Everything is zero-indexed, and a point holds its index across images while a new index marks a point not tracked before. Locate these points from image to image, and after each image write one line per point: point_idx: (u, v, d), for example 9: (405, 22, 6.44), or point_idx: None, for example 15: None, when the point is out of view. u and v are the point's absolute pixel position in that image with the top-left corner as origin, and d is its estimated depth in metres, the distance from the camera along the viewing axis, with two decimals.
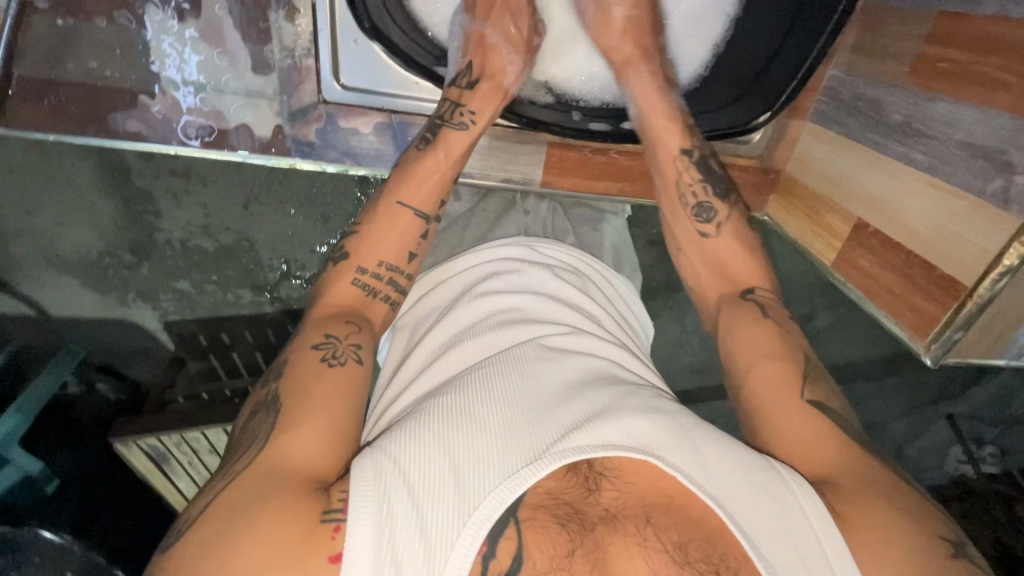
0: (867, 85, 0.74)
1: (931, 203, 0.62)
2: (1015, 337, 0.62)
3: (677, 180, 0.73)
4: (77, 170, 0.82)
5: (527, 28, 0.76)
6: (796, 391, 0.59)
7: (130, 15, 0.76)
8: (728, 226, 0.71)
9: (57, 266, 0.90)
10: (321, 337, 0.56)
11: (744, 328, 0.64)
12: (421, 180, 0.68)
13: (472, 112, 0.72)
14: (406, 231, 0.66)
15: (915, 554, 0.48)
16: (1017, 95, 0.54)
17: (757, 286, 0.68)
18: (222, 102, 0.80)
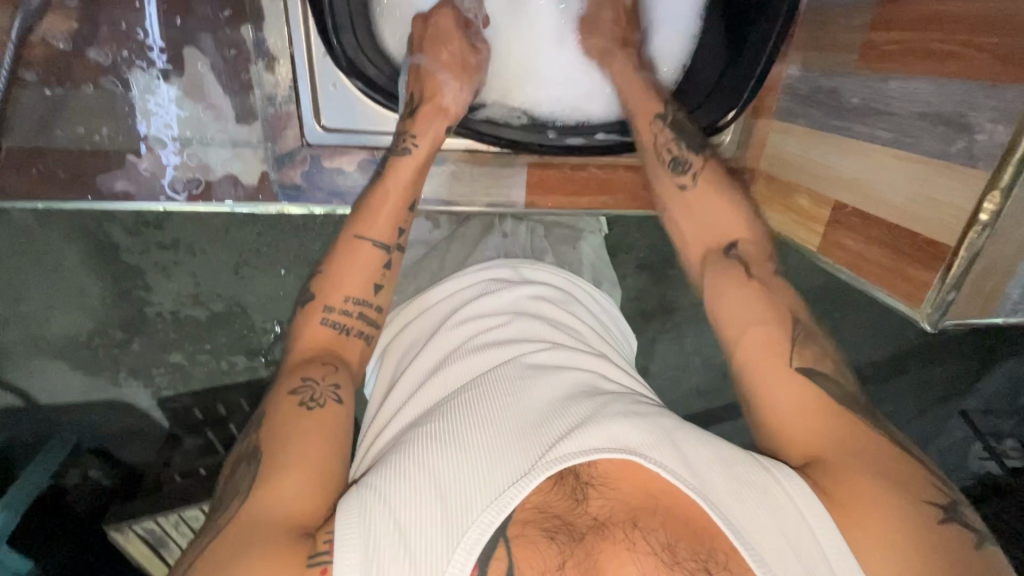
0: (824, 77, 0.76)
1: (902, 174, 0.64)
2: (1008, 292, 0.60)
3: (653, 143, 0.74)
4: (66, 250, 0.86)
5: (460, 49, 0.76)
6: (785, 359, 0.56)
7: (116, 79, 0.79)
8: (704, 175, 0.70)
9: (57, 341, 0.91)
10: (297, 382, 0.56)
11: (731, 287, 0.61)
12: (375, 213, 0.68)
13: (415, 136, 0.73)
14: (370, 265, 0.66)
15: (910, 519, 0.47)
16: (964, 62, 0.57)
17: (739, 240, 0.65)
18: (208, 155, 0.83)
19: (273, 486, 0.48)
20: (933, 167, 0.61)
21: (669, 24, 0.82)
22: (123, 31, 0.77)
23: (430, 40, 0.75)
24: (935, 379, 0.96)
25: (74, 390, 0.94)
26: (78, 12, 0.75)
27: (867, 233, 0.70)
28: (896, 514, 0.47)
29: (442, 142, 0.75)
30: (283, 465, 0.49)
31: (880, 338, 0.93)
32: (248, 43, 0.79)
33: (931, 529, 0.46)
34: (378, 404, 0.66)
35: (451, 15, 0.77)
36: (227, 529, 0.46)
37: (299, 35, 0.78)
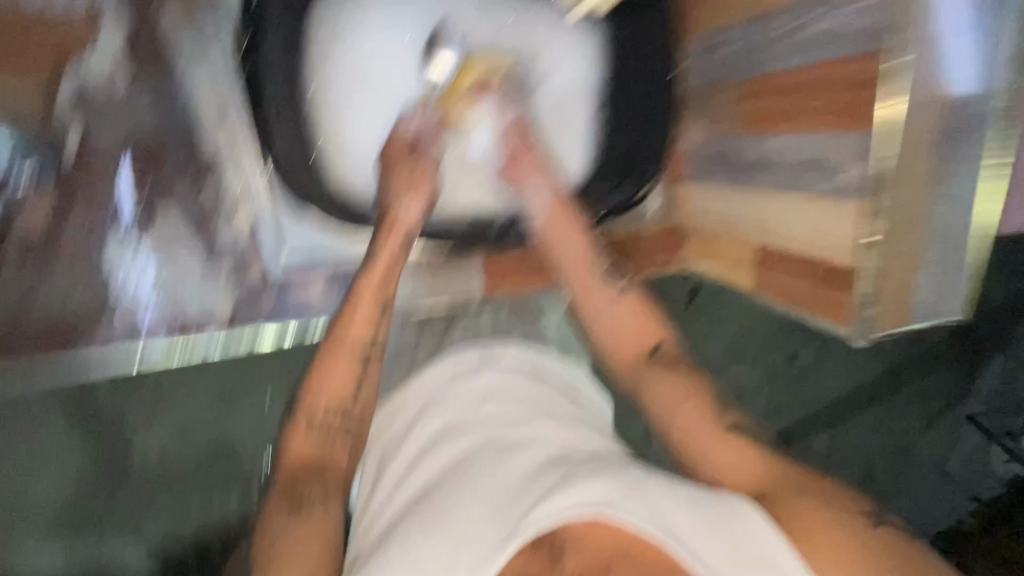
0: (717, 142, 0.87)
1: (802, 214, 0.72)
2: (917, 300, 0.67)
3: (584, 258, 0.76)
4: (49, 411, 0.86)
5: (418, 164, 0.78)
6: (715, 421, 0.61)
7: (94, 250, 0.88)
8: (631, 292, 0.74)
9: (33, 511, 0.85)
10: (290, 493, 0.61)
11: (658, 376, 0.66)
12: (350, 321, 0.71)
13: (378, 249, 0.75)
14: (348, 370, 0.69)
15: (849, 528, 0.50)
16: (814, 116, 0.69)
17: (661, 341, 0.70)
18: (182, 299, 0.91)
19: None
20: (824, 205, 0.69)
21: (568, 127, 0.89)
22: (99, 199, 0.87)
23: (392, 160, 0.79)
24: (943, 391, 1.01)
25: (53, 561, 0.85)
26: (58, 188, 0.85)
27: (787, 267, 0.77)
28: (835, 523, 0.51)
29: (406, 252, 0.77)
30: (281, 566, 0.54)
31: (872, 359, 1.03)
32: (212, 193, 0.89)
33: (867, 533, 0.50)
34: (369, 494, 0.69)
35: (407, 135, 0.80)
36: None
37: (258, 177, 0.89)
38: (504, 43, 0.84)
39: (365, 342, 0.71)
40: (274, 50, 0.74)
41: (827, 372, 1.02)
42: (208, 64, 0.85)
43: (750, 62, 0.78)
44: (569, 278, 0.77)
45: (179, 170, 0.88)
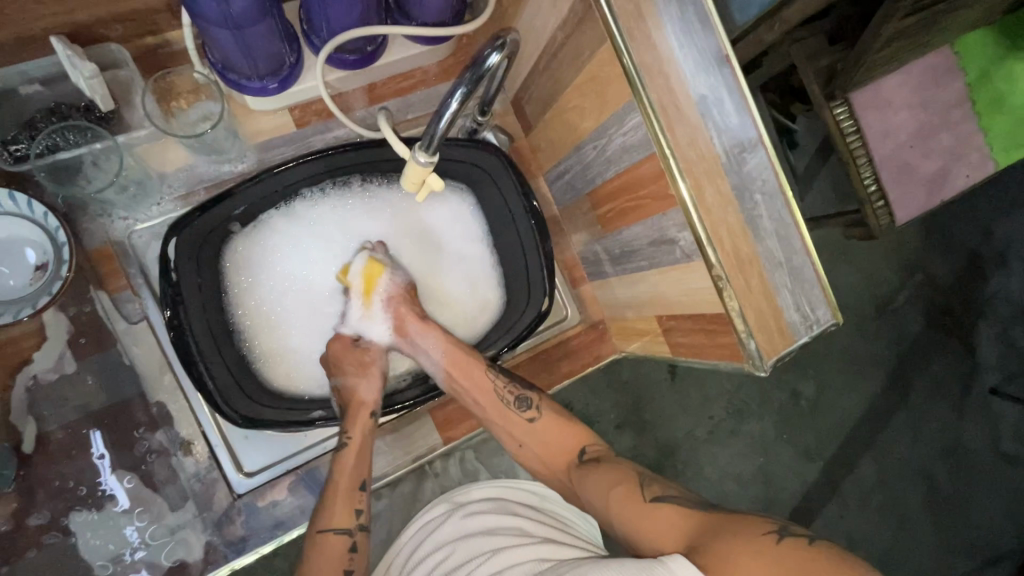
0: (594, 243, 1.01)
1: (674, 279, 0.82)
2: (790, 320, 0.75)
3: (493, 389, 0.83)
4: None
5: (357, 353, 0.89)
6: (641, 497, 0.66)
7: (57, 531, 0.87)
8: (545, 407, 0.82)
9: None
10: None
11: (589, 474, 0.73)
12: (331, 507, 0.78)
13: (348, 432, 0.83)
14: (336, 556, 0.75)
15: (754, 546, 0.53)
16: (641, 211, 0.82)
17: (586, 445, 0.79)
18: (156, 552, 0.90)
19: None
20: (683, 267, 0.79)
21: (478, 276, 1.03)
22: (57, 487, 0.87)
23: (336, 358, 0.89)
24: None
25: None
26: (15, 492, 0.85)
27: (682, 325, 0.86)
28: (742, 545, 0.54)
29: (372, 426, 0.84)
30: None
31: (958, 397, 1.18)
32: (164, 440, 0.92)
33: (769, 549, 0.53)
34: None
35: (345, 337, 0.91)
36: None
37: (204, 417, 0.91)
38: (395, 234, 1.01)
39: (347, 531, 0.77)
40: (197, 307, 0.86)
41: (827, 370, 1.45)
42: (139, 331, 0.91)
43: (585, 178, 0.94)
44: (486, 406, 0.83)
45: (134, 427, 0.91)
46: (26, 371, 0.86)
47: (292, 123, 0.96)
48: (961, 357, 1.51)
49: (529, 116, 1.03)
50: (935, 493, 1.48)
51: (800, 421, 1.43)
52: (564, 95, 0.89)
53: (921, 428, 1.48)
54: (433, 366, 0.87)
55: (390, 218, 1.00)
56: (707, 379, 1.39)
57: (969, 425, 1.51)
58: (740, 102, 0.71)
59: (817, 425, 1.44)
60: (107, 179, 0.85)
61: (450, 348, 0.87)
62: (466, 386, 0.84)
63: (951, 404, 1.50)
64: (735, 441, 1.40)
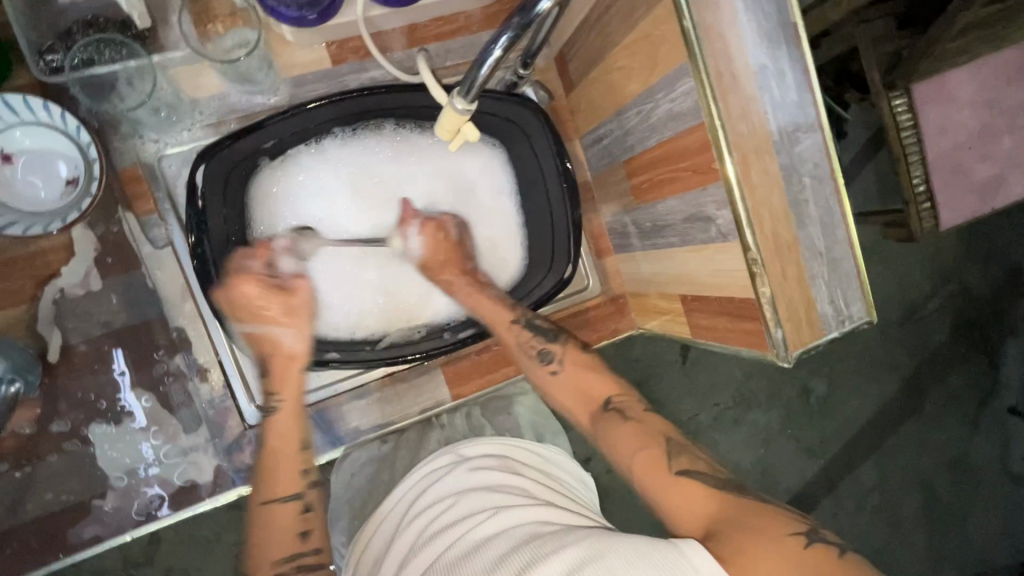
0: (625, 215, 0.98)
1: (702, 260, 0.80)
2: (821, 312, 0.72)
3: (518, 343, 0.84)
4: None
5: (279, 303, 0.79)
6: (666, 468, 0.64)
7: (76, 439, 0.90)
8: (568, 358, 0.81)
9: None
10: None
11: (612, 431, 0.70)
12: (273, 474, 0.75)
13: (277, 394, 0.79)
14: (289, 519, 0.73)
15: (775, 547, 0.53)
16: (679, 183, 0.79)
17: (612, 395, 0.75)
18: (167, 471, 0.93)
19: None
20: (720, 246, 0.75)
21: (501, 241, 1.01)
22: (80, 398, 0.90)
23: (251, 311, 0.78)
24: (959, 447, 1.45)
25: None
26: (39, 398, 0.88)
27: (704, 306, 0.84)
28: (769, 546, 0.53)
29: (305, 383, 0.81)
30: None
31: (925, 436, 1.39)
32: (181, 364, 0.93)
33: (793, 553, 0.53)
34: None
35: (254, 280, 0.79)
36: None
37: (222, 345, 0.93)
38: (423, 179, 0.98)
39: (296, 496, 0.74)
40: (221, 235, 0.86)
41: (843, 368, 1.42)
42: (163, 257, 0.92)
43: (624, 145, 0.90)
44: (511, 350, 0.85)
45: (150, 348, 0.93)
46: (54, 284, 0.89)
47: (328, 59, 0.93)
48: (986, 372, 1.46)
49: (573, 74, 0.99)
50: (936, 503, 1.46)
51: (807, 418, 1.41)
52: (611, 54, 0.84)
53: (931, 438, 1.46)
54: (467, 309, 0.90)
55: (422, 163, 0.97)
56: (721, 365, 1.37)
57: (984, 441, 1.48)
58: (801, 78, 0.67)
59: (824, 423, 1.42)
60: (139, 99, 0.86)
61: (484, 299, 0.89)
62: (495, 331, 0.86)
63: (967, 418, 1.47)
64: (738, 429, 1.39)
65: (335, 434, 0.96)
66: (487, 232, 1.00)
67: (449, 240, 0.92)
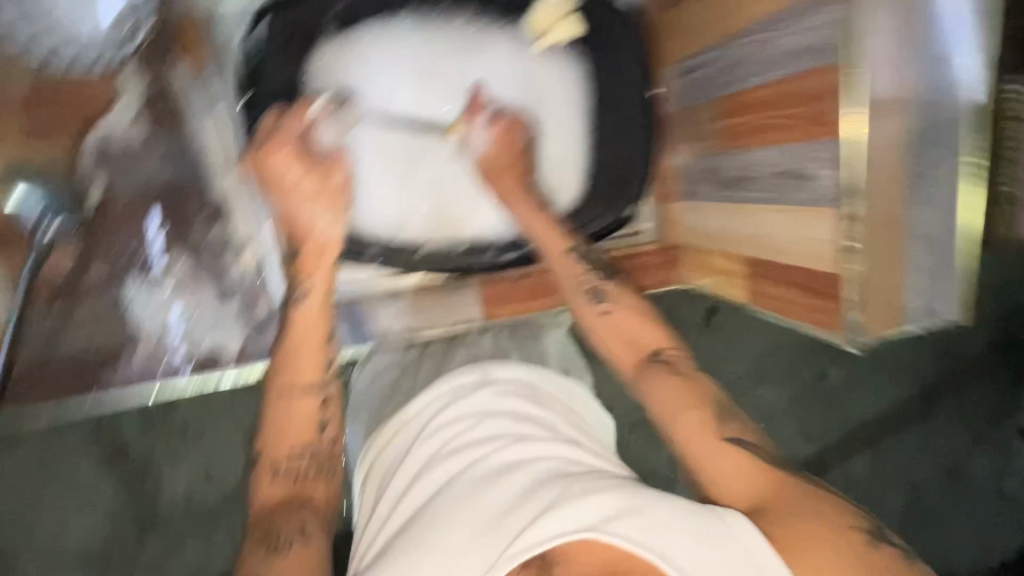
0: (705, 159, 0.89)
1: (784, 224, 0.73)
2: (906, 303, 0.66)
3: (571, 277, 0.80)
4: (73, 458, 0.89)
5: (321, 180, 0.77)
6: (713, 431, 0.65)
7: (114, 289, 0.90)
8: (622, 302, 0.77)
9: (61, 560, 0.88)
10: (268, 533, 0.64)
11: (657, 387, 0.69)
12: (294, 360, 0.74)
13: (303, 280, 0.77)
14: (309, 413, 0.72)
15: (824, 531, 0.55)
16: (783, 132, 0.70)
17: (663, 347, 0.73)
18: (196, 334, 0.93)
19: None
20: (811, 212, 0.68)
21: (562, 163, 0.92)
22: (117, 249, 0.89)
23: (291, 179, 0.75)
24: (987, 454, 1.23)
25: None
26: (80, 241, 0.87)
27: (774, 274, 0.78)
28: (819, 530, 0.55)
29: (333, 273, 0.78)
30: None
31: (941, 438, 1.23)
32: (219, 234, 0.92)
33: (849, 545, 0.54)
34: (365, 513, 0.73)
35: (290, 151, 0.75)
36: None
37: (261, 218, 0.91)
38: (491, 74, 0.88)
39: (318, 388, 0.74)
40: (269, 99, 0.81)
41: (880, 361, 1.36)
42: (208, 116, 0.87)
43: (727, 79, 0.80)
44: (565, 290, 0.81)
45: (190, 211, 0.91)
46: (99, 128, 0.86)
47: None
48: None
49: None
50: None
51: (823, 405, 1.21)
52: None
53: (935, 444, 1.24)
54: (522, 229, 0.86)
55: (491, 60, 0.88)
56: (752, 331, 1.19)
57: (991, 458, 1.24)
58: (931, 41, 0.61)
59: (834, 411, 1.23)
60: None
61: (541, 217, 0.85)
62: (548, 258, 0.83)
63: (975, 428, 1.23)
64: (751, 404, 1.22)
65: (364, 332, 0.96)
66: (551, 146, 0.91)
67: (517, 146, 0.86)
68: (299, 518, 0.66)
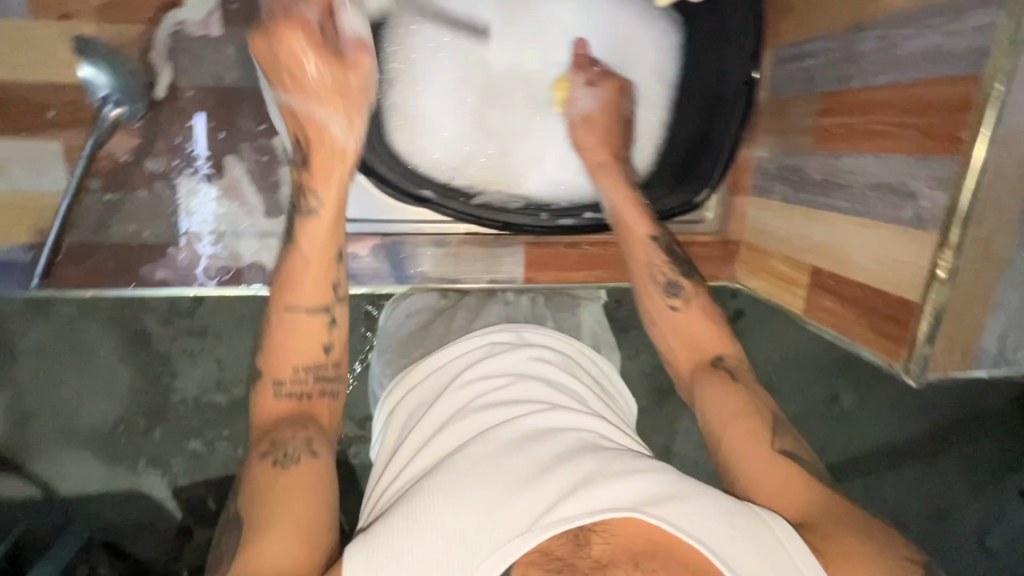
0: (787, 156, 0.84)
1: (870, 238, 0.68)
2: (982, 345, 0.62)
3: (648, 262, 0.80)
4: (101, 343, 0.94)
5: (335, 83, 0.65)
6: (766, 442, 0.66)
7: (166, 183, 0.88)
8: (696, 301, 0.78)
9: (84, 432, 0.96)
10: (268, 445, 0.60)
11: (713, 393, 0.70)
12: (301, 280, 0.68)
13: (315, 192, 0.69)
14: (314, 328, 0.68)
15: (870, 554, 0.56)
16: (896, 140, 0.64)
17: (724, 353, 0.75)
18: (239, 245, 0.90)
19: (267, 542, 0.53)
20: (907, 233, 0.63)
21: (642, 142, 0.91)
22: (176, 144, 0.87)
23: (304, 79, 0.65)
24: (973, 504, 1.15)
25: (92, 481, 0.97)
26: (139, 130, 0.85)
27: (842, 289, 0.74)
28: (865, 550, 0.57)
29: (348, 186, 0.70)
30: (272, 523, 0.54)
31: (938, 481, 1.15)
32: (279, 147, 0.88)
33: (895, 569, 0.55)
34: (382, 467, 0.70)
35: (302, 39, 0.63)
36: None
37: None
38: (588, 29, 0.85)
39: (322, 307, 0.68)
40: None
41: None
42: None
43: (837, 73, 0.74)
44: (632, 272, 0.82)
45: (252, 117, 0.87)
46: (174, 15, 0.82)
47: None
48: None
49: None
50: None
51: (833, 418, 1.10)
52: None
53: (929, 485, 1.16)
54: (608, 206, 0.84)
55: (591, 12, 0.85)
56: (771, 341, 1.08)
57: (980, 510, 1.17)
58: None
59: (837, 435, 1.13)
60: None
61: (626, 194, 0.84)
62: (627, 239, 0.82)
63: (976, 475, 1.16)
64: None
65: (404, 272, 0.94)
66: (646, 131, 0.90)
67: (615, 121, 0.85)
68: (299, 428, 0.62)
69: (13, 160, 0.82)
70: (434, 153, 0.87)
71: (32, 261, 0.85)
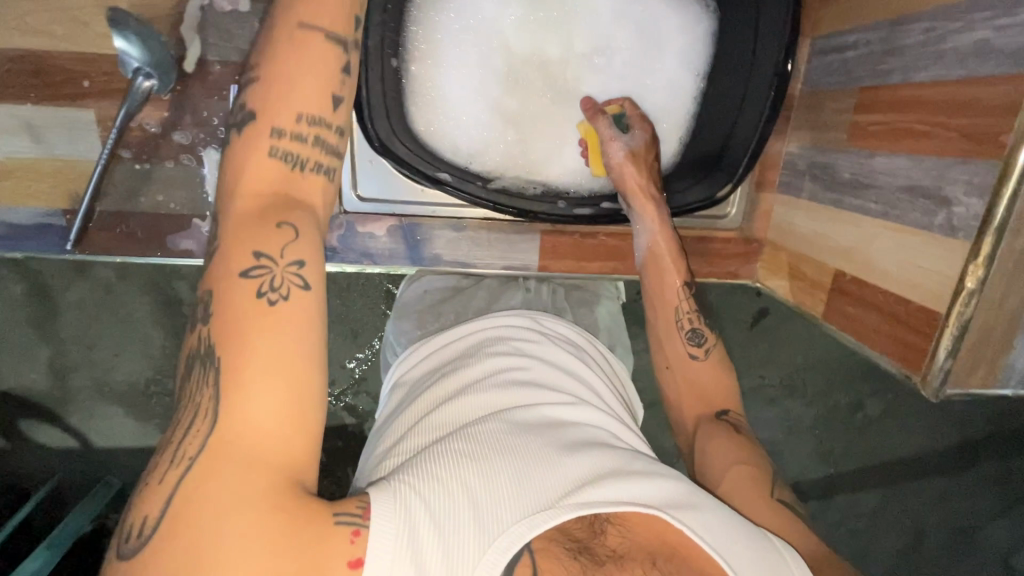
0: (819, 153, 0.81)
1: (894, 244, 0.66)
2: (1010, 361, 0.58)
3: (677, 308, 0.81)
4: (137, 306, 0.98)
5: None
6: (766, 491, 0.66)
7: (193, 156, 0.90)
8: (714, 352, 0.79)
9: (120, 387, 1.01)
10: (250, 260, 0.47)
11: (716, 440, 0.71)
12: (318, 10, 0.54)
13: None
14: (322, 85, 0.54)
15: None
16: (936, 141, 0.61)
17: (729, 409, 0.76)
18: None
19: (256, 400, 0.43)
20: (936, 241, 0.60)
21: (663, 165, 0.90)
22: (203, 117, 0.88)
23: None
24: (997, 523, 1.13)
25: (127, 435, 1.04)
26: (168, 102, 0.87)
27: (860, 295, 0.72)
28: None
29: None
30: (257, 380, 0.44)
31: (963, 496, 1.12)
32: None
33: None
34: (378, 442, 0.68)
35: None
36: (202, 455, 0.42)
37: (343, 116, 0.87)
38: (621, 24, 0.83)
39: (338, 45, 0.55)
40: None
41: None
42: None
43: (876, 67, 0.70)
44: (657, 320, 0.82)
45: None
46: None
47: None
48: None
49: None
50: None
51: None
52: None
53: (954, 501, 1.12)
54: (643, 245, 0.83)
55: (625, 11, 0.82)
56: (799, 345, 1.05)
57: (1005, 533, 1.13)
58: None
59: (857, 444, 1.11)
60: None
61: (664, 239, 0.83)
62: (659, 282, 0.82)
63: (1002, 498, 1.12)
64: (770, 414, 1.10)
65: (419, 253, 0.94)
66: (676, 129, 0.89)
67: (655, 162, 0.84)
68: (288, 239, 0.48)
69: (50, 129, 0.85)
70: (452, 137, 0.86)
71: (68, 225, 0.89)
